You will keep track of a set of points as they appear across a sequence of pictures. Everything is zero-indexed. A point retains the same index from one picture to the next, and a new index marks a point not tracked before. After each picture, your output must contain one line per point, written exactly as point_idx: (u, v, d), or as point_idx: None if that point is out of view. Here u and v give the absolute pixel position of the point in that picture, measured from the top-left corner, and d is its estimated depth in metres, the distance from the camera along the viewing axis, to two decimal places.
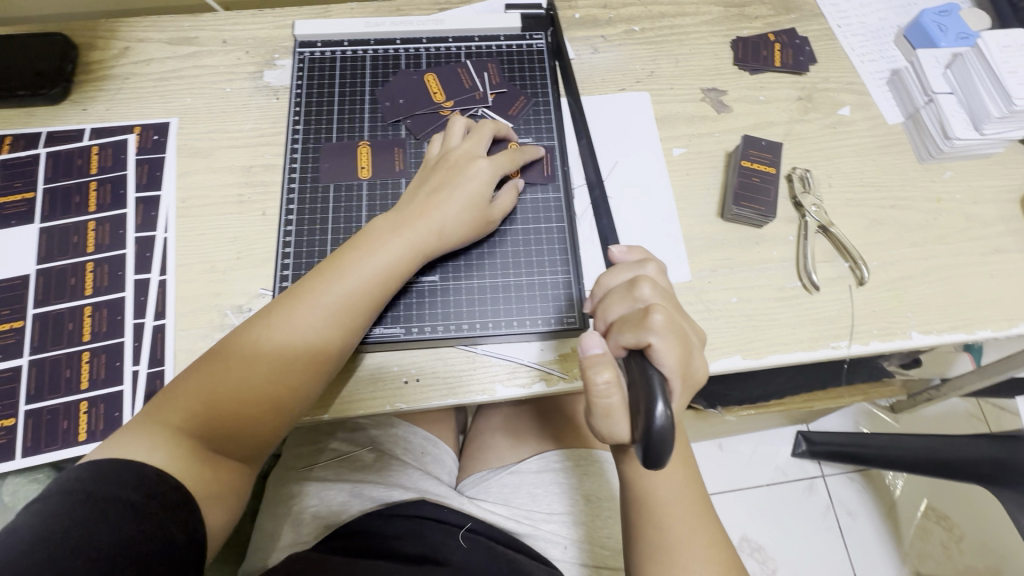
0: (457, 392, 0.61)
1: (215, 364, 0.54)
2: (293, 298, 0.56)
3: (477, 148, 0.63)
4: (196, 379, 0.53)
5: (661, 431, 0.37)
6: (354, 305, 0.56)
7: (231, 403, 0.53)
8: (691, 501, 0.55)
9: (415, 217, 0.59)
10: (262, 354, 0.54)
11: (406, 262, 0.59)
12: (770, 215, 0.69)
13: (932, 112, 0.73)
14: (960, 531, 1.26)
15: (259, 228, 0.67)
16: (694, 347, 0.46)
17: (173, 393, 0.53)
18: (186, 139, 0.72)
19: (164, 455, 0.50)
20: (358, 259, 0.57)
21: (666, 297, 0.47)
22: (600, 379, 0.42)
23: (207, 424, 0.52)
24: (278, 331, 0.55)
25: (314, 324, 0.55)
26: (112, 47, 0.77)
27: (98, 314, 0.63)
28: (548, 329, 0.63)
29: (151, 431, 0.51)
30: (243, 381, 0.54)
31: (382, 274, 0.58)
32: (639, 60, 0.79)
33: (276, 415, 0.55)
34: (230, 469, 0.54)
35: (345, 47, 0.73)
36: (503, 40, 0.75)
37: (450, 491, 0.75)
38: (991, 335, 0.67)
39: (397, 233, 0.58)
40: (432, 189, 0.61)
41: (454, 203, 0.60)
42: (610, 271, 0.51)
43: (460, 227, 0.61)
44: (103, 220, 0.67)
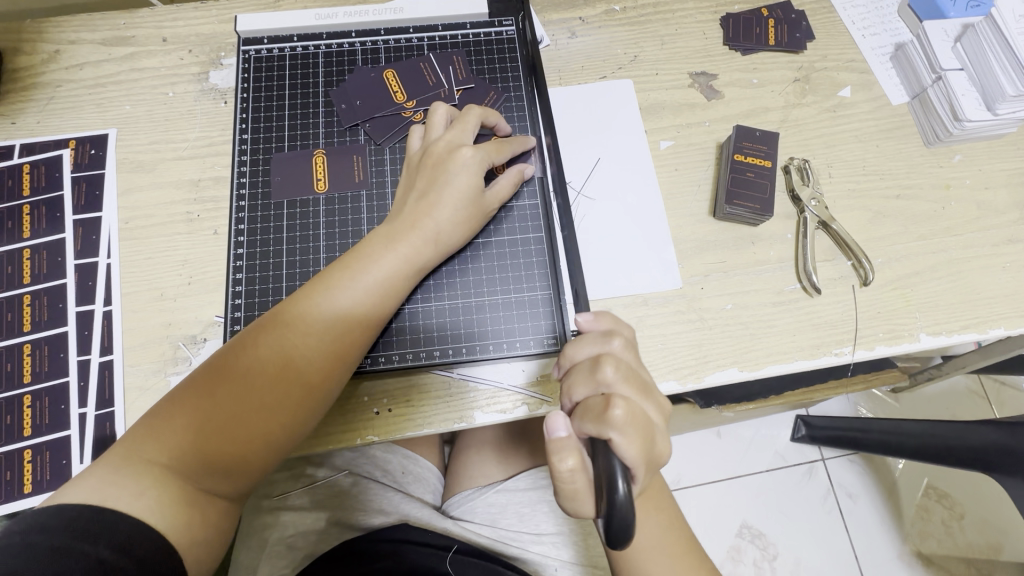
0: (432, 422, 0.57)
1: (195, 396, 0.48)
2: (289, 315, 0.50)
3: (462, 136, 0.57)
4: (182, 411, 0.47)
5: (623, 521, 0.35)
6: (356, 322, 0.51)
7: (216, 442, 0.47)
8: (674, 544, 0.52)
9: (408, 224, 0.54)
10: (256, 379, 0.48)
11: (405, 273, 0.53)
12: (768, 213, 0.63)
13: (941, 91, 0.66)
14: (961, 509, 1.24)
15: (210, 248, 0.62)
16: (658, 430, 0.43)
17: (149, 432, 0.46)
18: (127, 152, 0.66)
19: (147, 500, 0.44)
20: (357, 271, 0.52)
21: (632, 377, 0.43)
22: (564, 466, 0.41)
23: (198, 461, 0.46)
24: (274, 354, 0.49)
25: (314, 345, 0.50)
26: (41, 51, 0.69)
27: (39, 352, 0.58)
28: (526, 353, 0.58)
29: (137, 470, 0.45)
30: (236, 410, 0.48)
31: (383, 287, 0.52)
32: (621, 44, 0.72)
33: (274, 447, 0.49)
34: (221, 510, 0.48)
35: (295, 43, 0.67)
36: (469, 28, 0.68)
37: (434, 514, 0.71)
38: (1003, 333, 0.62)
39: (395, 241, 0.53)
40: (419, 191, 0.55)
41: (447, 204, 0.54)
42: (573, 341, 0.47)
43: (458, 231, 0.55)
44: (39, 247, 0.61)
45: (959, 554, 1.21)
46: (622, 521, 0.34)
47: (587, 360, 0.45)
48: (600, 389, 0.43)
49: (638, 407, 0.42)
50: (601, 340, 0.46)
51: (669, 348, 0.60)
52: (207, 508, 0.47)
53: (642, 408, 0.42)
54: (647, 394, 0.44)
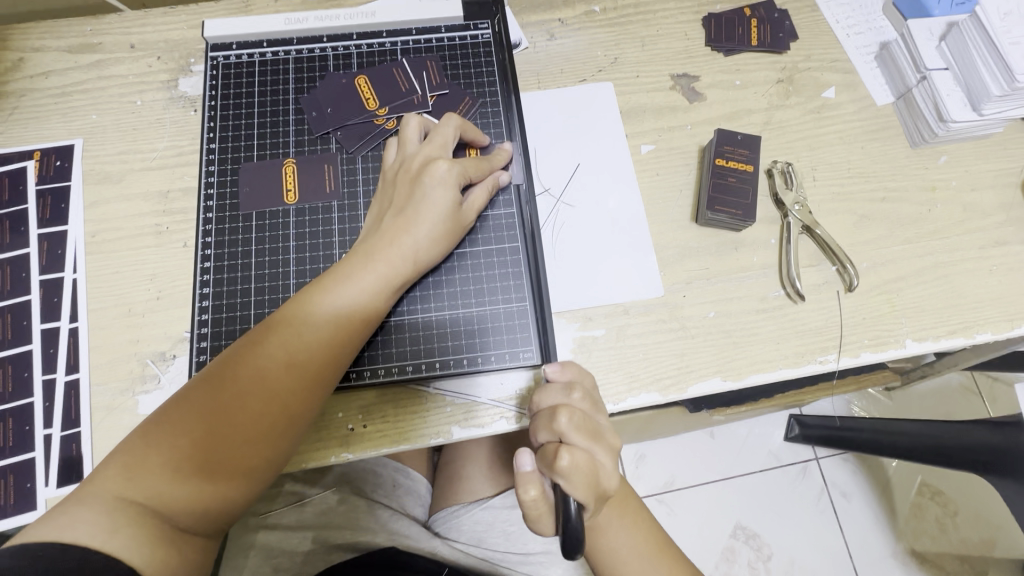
0: (408, 437, 0.56)
1: (171, 428, 0.46)
2: (268, 342, 0.49)
3: (440, 149, 0.55)
4: (158, 445, 0.46)
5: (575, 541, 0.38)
6: (337, 348, 0.50)
7: (197, 474, 0.46)
8: (644, 541, 0.52)
9: (386, 242, 0.52)
10: (237, 410, 0.47)
11: (385, 293, 0.52)
12: (749, 219, 0.62)
13: (925, 92, 0.65)
14: (954, 506, 1.23)
15: (180, 261, 0.60)
16: (610, 474, 0.43)
17: (124, 468, 0.45)
18: (93, 163, 0.64)
19: (123, 539, 0.42)
20: (336, 294, 0.51)
21: (586, 425, 0.43)
22: (527, 496, 0.40)
23: (177, 497, 0.45)
24: (251, 382, 0.48)
25: (296, 372, 0.49)
26: (5, 60, 0.67)
27: (3, 371, 0.56)
28: (502, 366, 0.57)
29: (110, 507, 0.43)
30: (214, 441, 0.46)
31: (363, 309, 0.51)
32: (601, 46, 0.71)
33: (256, 474, 0.48)
34: (197, 546, 0.46)
35: (264, 49, 0.65)
36: (444, 32, 0.67)
37: (422, 532, 0.70)
38: (990, 338, 0.61)
39: (375, 261, 0.52)
40: (397, 207, 0.54)
41: (425, 220, 0.53)
42: (539, 390, 0.47)
43: (437, 248, 0.54)
44: (3, 263, 0.60)
45: (953, 552, 1.20)
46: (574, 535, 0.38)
47: (548, 408, 0.45)
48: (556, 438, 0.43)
49: (589, 455, 0.42)
50: (561, 391, 0.46)
51: (651, 358, 0.59)
52: (183, 545, 0.45)
53: (594, 456, 0.42)
54: (598, 439, 0.43)
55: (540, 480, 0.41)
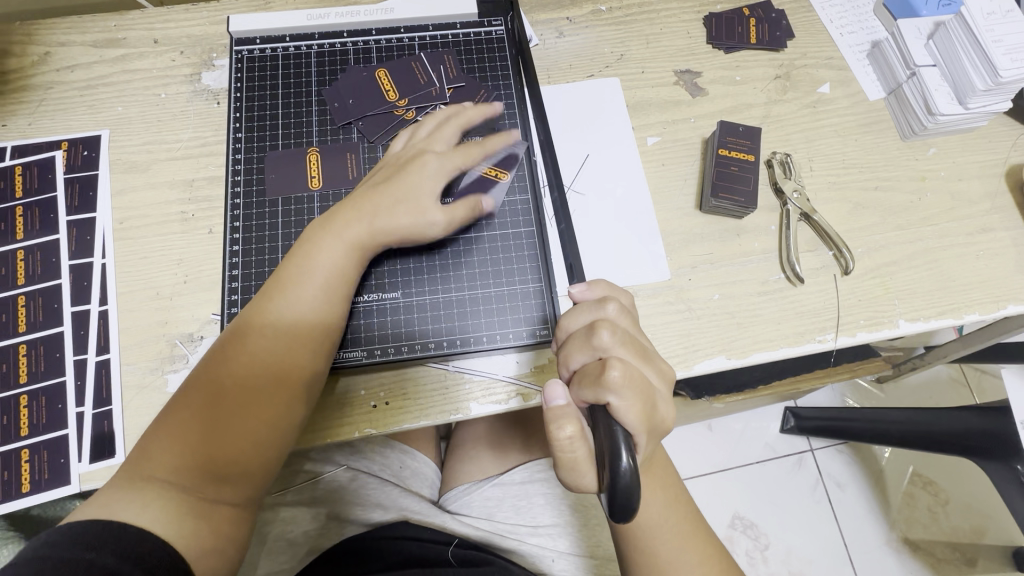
0: (430, 413, 0.58)
1: (173, 415, 0.49)
2: (245, 318, 0.52)
3: (433, 143, 0.58)
4: (162, 432, 0.48)
5: (627, 488, 0.36)
6: (311, 312, 0.52)
7: (207, 450, 0.47)
8: (681, 523, 0.54)
9: (352, 213, 0.54)
10: (223, 379, 0.50)
11: (353, 255, 0.54)
12: (751, 205, 0.65)
13: (915, 87, 0.69)
14: (946, 495, 1.27)
15: (205, 247, 0.62)
16: (656, 392, 0.45)
17: (140, 456, 0.48)
18: (120, 153, 0.66)
19: (155, 514, 0.45)
20: (305, 266, 0.53)
21: (629, 341, 0.45)
22: (563, 433, 0.42)
23: (194, 474, 0.47)
24: (237, 359, 0.50)
25: (272, 334, 0.51)
26: (31, 54, 0.69)
27: (35, 352, 0.58)
28: (518, 344, 0.59)
29: (141, 487, 0.46)
30: (213, 415, 0.48)
31: (328, 272, 0.53)
32: (608, 43, 0.74)
33: (264, 443, 0.49)
34: (230, 518, 0.49)
35: (287, 43, 0.68)
36: (459, 28, 0.70)
37: (431, 508, 0.73)
38: (979, 318, 0.64)
39: (335, 228, 0.54)
40: (373, 186, 0.56)
41: (391, 194, 0.55)
42: (571, 308, 0.49)
43: (409, 217, 0.55)
44: (33, 248, 0.62)
45: (945, 539, 1.24)
46: (625, 490, 0.36)
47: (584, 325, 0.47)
48: (597, 354, 0.45)
49: (637, 370, 0.44)
50: (596, 306, 0.48)
51: (659, 338, 0.62)
52: (214, 519, 0.47)
53: (640, 369, 0.44)
54: (643, 358, 0.45)
55: (577, 417, 0.43)
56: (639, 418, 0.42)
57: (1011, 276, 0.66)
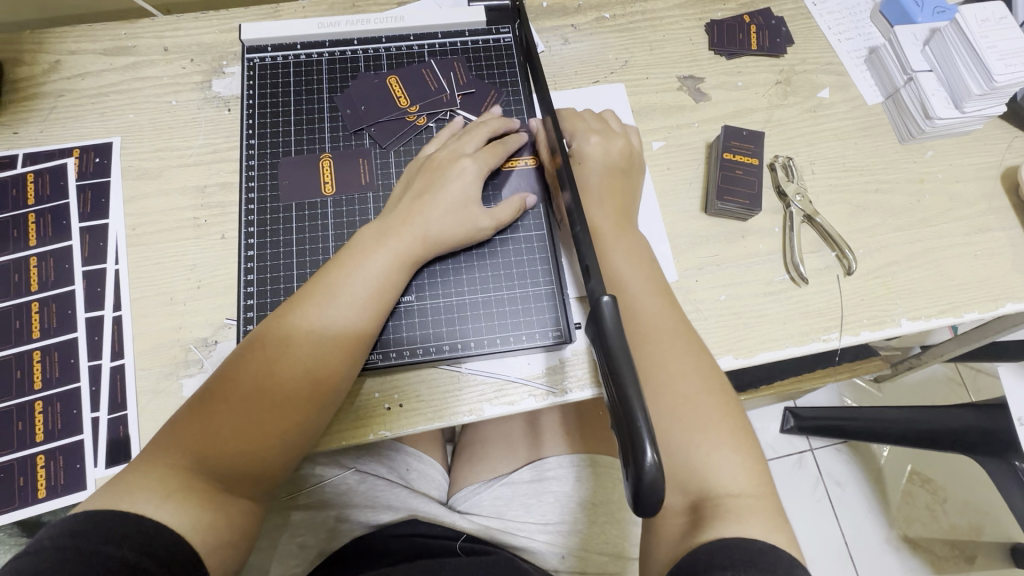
0: (444, 414, 0.59)
1: (212, 402, 0.50)
2: (293, 315, 0.53)
3: (464, 146, 0.61)
4: (198, 417, 0.49)
5: (652, 482, 0.35)
6: (359, 321, 0.54)
7: (237, 442, 0.49)
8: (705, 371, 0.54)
9: (403, 221, 0.57)
10: (266, 378, 0.51)
11: (400, 267, 0.56)
12: (756, 208, 0.67)
13: (912, 91, 0.71)
14: (944, 493, 1.29)
15: (218, 252, 0.63)
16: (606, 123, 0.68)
17: (172, 435, 0.49)
18: (131, 160, 0.66)
19: (173, 505, 0.46)
20: (354, 271, 0.54)
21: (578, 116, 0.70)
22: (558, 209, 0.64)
23: (218, 464, 0.48)
24: (280, 356, 0.51)
25: (318, 339, 0.52)
26: (41, 62, 0.70)
27: (49, 358, 0.59)
28: (530, 345, 0.60)
29: (163, 476, 0.47)
30: (250, 411, 0.50)
31: (380, 283, 0.55)
32: (612, 50, 0.75)
33: (291, 443, 0.51)
34: (243, 511, 0.50)
35: (298, 51, 0.69)
36: (468, 36, 0.71)
37: (442, 509, 0.74)
38: (978, 317, 0.66)
39: (389, 236, 0.56)
40: (416, 191, 0.59)
41: (438, 206, 0.57)
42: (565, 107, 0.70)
43: (454, 234, 0.58)
44: (46, 255, 0.62)
45: (944, 537, 1.25)
46: (651, 483, 0.35)
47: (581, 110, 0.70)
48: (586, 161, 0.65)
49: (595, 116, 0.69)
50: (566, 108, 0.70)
51: None
52: (229, 510, 0.48)
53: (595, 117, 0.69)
54: (606, 119, 0.68)
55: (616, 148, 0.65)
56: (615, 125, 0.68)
57: (1009, 275, 0.68)
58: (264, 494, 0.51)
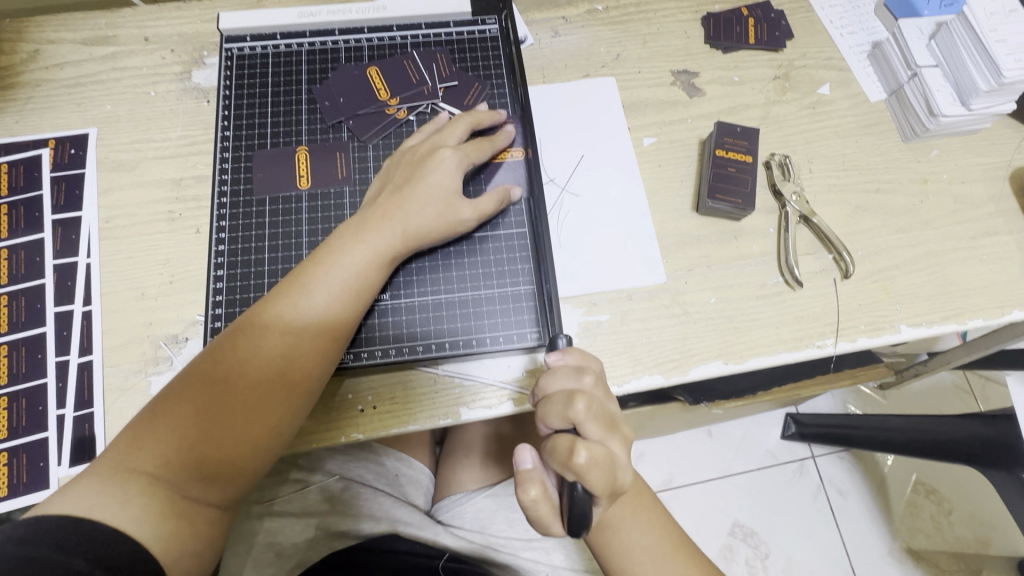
0: (418, 418, 0.57)
1: (179, 403, 0.48)
2: (265, 314, 0.51)
3: (445, 138, 0.59)
4: (165, 418, 0.47)
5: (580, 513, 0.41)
6: (334, 321, 0.51)
7: (205, 446, 0.47)
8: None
9: (381, 216, 0.54)
10: (236, 378, 0.49)
11: (378, 264, 0.54)
12: (749, 208, 0.64)
13: (917, 87, 0.68)
14: (949, 504, 1.25)
15: (193, 247, 0.61)
16: (623, 469, 0.45)
17: (137, 435, 0.47)
18: (107, 152, 0.65)
19: (135, 511, 0.44)
20: (329, 269, 0.52)
21: (601, 417, 0.45)
22: (528, 495, 0.45)
23: (184, 469, 0.47)
24: (251, 358, 0.49)
25: (291, 340, 0.50)
26: (20, 51, 0.69)
27: (16, 353, 0.57)
28: (508, 348, 0.58)
29: (123, 480, 0.45)
30: (219, 414, 0.48)
31: (357, 282, 0.53)
32: (604, 43, 0.73)
33: (263, 448, 0.49)
34: (210, 519, 0.48)
35: (278, 41, 0.67)
36: (453, 27, 0.69)
37: (424, 520, 0.71)
38: (982, 324, 0.63)
39: (367, 233, 0.54)
40: (396, 186, 0.56)
41: (417, 201, 0.55)
42: (545, 374, 0.47)
43: (436, 231, 0.56)
44: (17, 248, 0.61)
45: (949, 549, 1.22)
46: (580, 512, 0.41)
47: (560, 394, 0.45)
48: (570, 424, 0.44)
49: (603, 448, 0.44)
50: (573, 378, 0.46)
51: (656, 343, 0.60)
52: (193, 517, 0.47)
53: (608, 449, 0.44)
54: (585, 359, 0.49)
55: (539, 477, 0.46)
56: (568, 463, 0.42)
57: (1017, 281, 0.65)
58: (231, 500, 0.49)
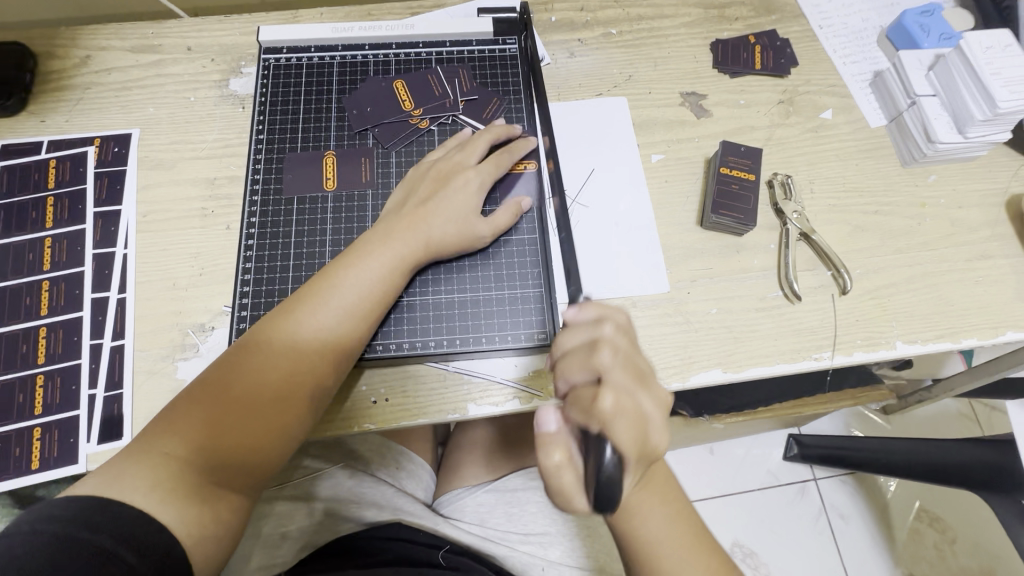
0: (427, 411, 0.59)
1: (210, 393, 0.51)
2: (296, 312, 0.54)
3: (468, 157, 0.63)
4: (196, 407, 0.50)
5: (609, 479, 0.38)
6: (359, 320, 0.55)
7: (234, 434, 0.50)
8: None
9: (405, 226, 0.58)
10: (265, 372, 0.52)
11: (400, 270, 0.57)
12: (750, 223, 0.67)
13: (915, 115, 0.71)
14: (953, 533, 1.24)
15: (223, 242, 0.65)
16: (646, 419, 0.45)
17: (168, 422, 0.50)
18: (147, 151, 0.69)
19: (163, 493, 0.47)
20: (355, 273, 0.56)
21: (627, 366, 0.47)
22: (550, 459, 0.43)
23: (212, 455, 0.49)
24: (280, 353, 0.52)
25: (317, 337, 0.53)
26: (73, 56, 0.74)
27: (54, 335, 0.61)
28: (517, 346, 0.61)
29: (154, 463, 0.48)
30: (248, 404, 0.51)
31: (380, 286, 0.56)
32: (617, 64, 0.77)
33: (287, 438, 0.52)
34: (232, 506, 0.50)
35: (312, 53, 0.72)
36: (475, 45, 0.73)
37: (426, 511, 0.73)
38: (977, 344, 0.65)
39: (392, 241, 0.57)
40: (420, 199, 0.60)
41: (440, 215, 0.59)
42: (567, 330, 0.50)
43: (452, 244, 0.60)
44: (60, 237, 0.65)
45: None
46: (608, 479, 0.38)
47: (582, 346, 0.48)
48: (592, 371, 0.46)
49: (625, 394, 0.45)
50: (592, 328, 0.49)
51: (657, 349, 0.63)
52: (217, 503, 0.49)
53: (631, 396, 0.45)
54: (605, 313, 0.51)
55: (564, 442, 0.44)
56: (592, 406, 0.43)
57: (1011, 304, 0.67)
58: (252, 489, 0.52)
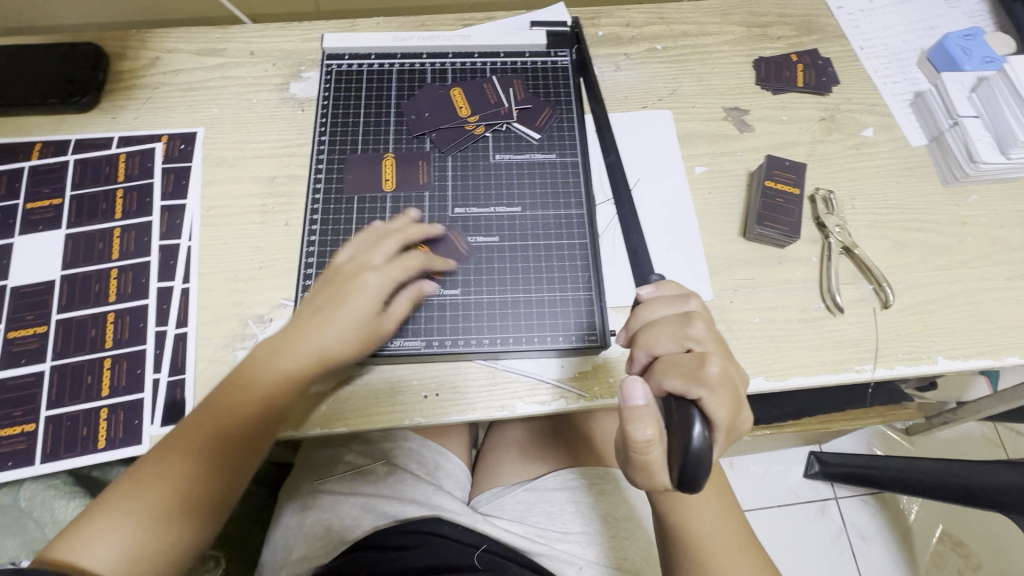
0: (476, 407, 0.60)
1: (162, 460, 0.55)
2: (220, 396, 0.57)
3: (368, 259, 0.60)
4: (153, 470, 0.55)
5: (698, 455, 0.40)
6: (279, 405, 0.57)
7: (188, 488, 0.55)
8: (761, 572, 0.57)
9: (299, 333, 0.58)
10: (208, 434, 0.56)
11: (308, 367, 0.57)
12: (794, 236, 0.68)
13: (957, 136, 0.72)
14: (977, 560, 1.22)
15: (282, 237, 0.68)
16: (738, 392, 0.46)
17: (130, 488, 0.54)
18: (211, 149, 0.73)
19: (128, 539, 0.52)
20: (269, 366, 0.57)
21: (717, 341, 0.48)
22: (642, 433, 0.43)
23: (166, 506, 0.54)
24: (215, 424, 0.56)
25: (248, 410, 0.56)
26: (142, 57, 0.78)
27: (121, 320, 0.64)
28: (566, 347, 0.63)
29: (120, 523, 0.53)
30: (197, 460, 0.55)
31: (297, 375, 0.57)
32: (662, 79, 0.79)
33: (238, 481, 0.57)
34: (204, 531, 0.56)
35: (372, 60, 0.75)
36: (527, 56, 0.76)
37: (463, 509, 0.74)
38: (1018, 362, 0.65)
39: (296, 344, 0.57)
40: (319, 308, 0.59)
41: (334, 327, 0.57)
42: (650, 304, 0.51)
43: (353, 349, 0.58)
44: (127, 228, 0.68)
45: None
46: (696, 457, 0.40)
47: (673, 318, 0.49)
48: (686, 342, 0.47)
49: (722, 365, 0.46)
50: (681, 302, 0.51)
51: None
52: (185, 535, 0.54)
53: (726, 366, 0.46)
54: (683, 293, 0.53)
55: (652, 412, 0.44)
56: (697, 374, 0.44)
57: None
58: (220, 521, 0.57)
